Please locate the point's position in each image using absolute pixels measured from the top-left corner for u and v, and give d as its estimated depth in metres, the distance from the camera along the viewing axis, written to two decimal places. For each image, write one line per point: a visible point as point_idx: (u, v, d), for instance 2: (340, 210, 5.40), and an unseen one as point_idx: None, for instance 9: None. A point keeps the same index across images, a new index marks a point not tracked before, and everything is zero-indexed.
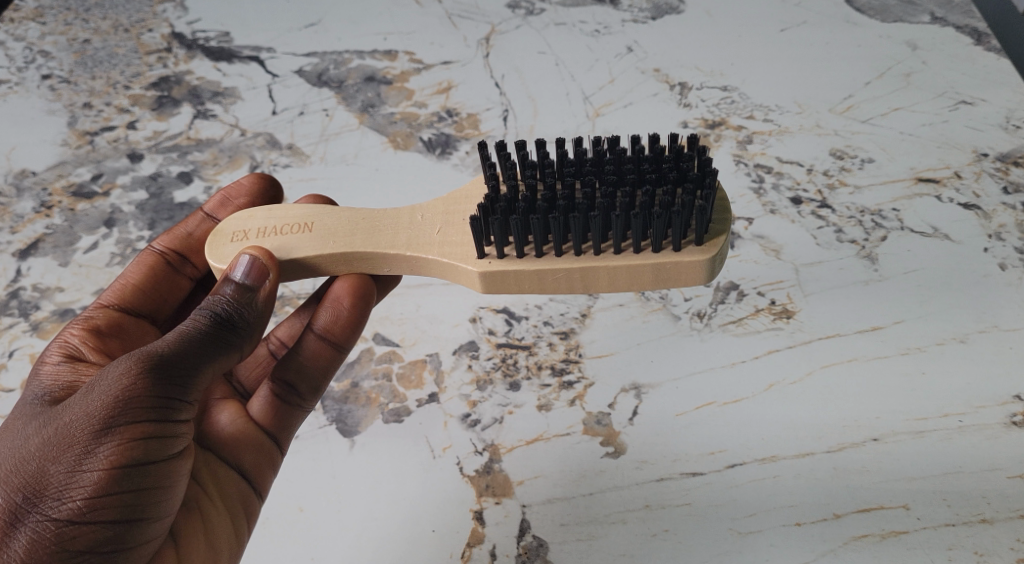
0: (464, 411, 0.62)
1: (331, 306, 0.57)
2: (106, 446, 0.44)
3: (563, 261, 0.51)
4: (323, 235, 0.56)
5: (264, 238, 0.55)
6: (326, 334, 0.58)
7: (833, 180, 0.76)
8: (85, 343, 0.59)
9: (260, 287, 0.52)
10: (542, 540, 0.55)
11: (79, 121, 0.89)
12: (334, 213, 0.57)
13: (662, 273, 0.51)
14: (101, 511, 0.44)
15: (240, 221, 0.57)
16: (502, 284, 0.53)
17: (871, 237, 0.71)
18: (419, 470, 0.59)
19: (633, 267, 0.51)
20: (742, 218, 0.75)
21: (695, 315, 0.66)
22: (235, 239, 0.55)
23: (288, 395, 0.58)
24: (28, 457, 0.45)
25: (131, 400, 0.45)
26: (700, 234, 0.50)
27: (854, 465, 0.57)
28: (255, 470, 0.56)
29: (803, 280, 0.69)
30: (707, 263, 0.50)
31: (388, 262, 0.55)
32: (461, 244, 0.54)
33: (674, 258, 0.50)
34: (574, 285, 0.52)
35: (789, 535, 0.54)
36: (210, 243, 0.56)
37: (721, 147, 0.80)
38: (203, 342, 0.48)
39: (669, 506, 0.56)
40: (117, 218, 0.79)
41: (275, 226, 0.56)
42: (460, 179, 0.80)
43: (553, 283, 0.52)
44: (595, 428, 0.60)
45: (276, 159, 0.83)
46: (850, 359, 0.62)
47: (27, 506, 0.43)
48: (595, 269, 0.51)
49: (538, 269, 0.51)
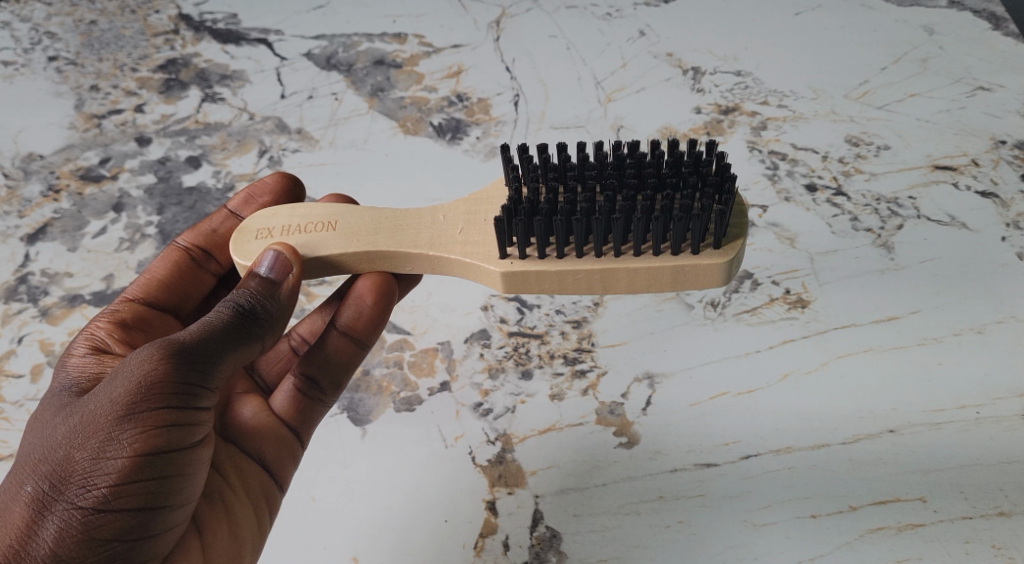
0: (476, 400, 0.60)
1: (354, 304, 0.56)
2: (128, 434, 0.44)
3: (584, 262, 0.51)
4: (347, 233, 0.55)
5: (288, 236, 0.55)
6: (349, 330, 0.57)
7: (849, 168, 0.76)
8: (112, 338, 0.58)
9: (284, 280, 0.51)
10: (555, 531, 0.54)
11: (86, 104, 0.88)
12: (358, 212, 0.56)
13: (680, 276, 0.50)
14: (125, 498, 0.44)
15: (263, 218, 0.56)
16: (522, 284, 0.52)
17: (887, 226, 0.72)
18: (429, 461, 0.58)
19: (652, 269, 0.50)
20: (756, 206, 0.75)
21: (708, 304, 0.66)
22: (260, 236, 0.55)
23: (309, 390, 0.57)
24: (57, 445, 0.45)
25: (152, 384, 0.45)
26: (717, 238, 0.49)
27: (869, 456, 0.56)
28: (275, 463, 0.56)
29: (819, 270, 0.69)
30: (724, 267, 0.50)
31: (410, 261, 0.54)
32: (483, 244, 0.53)
33: (692, 261, 0.49)
34: (593, 286, 0.51)
35: (804, 526, 0.53)
36: (234, 241, 0.55)
37: (735, 134, 0.80)
38: (226, 333, 0.48)
39: (683, 498, 0.54)
40: (126, 203, 0.78)
41: (299, 224, 0.55)
42: (471, 165, 0.80)
43: (573, 283, 0.51)
44: (608, 419, 0.59)
45: (285, 144, 0.83)
46: (866, 350, 0.63)
47: (58, 492, 0.44)
48: (615, 271, 0.50)
49: (560, 269, 0.51)
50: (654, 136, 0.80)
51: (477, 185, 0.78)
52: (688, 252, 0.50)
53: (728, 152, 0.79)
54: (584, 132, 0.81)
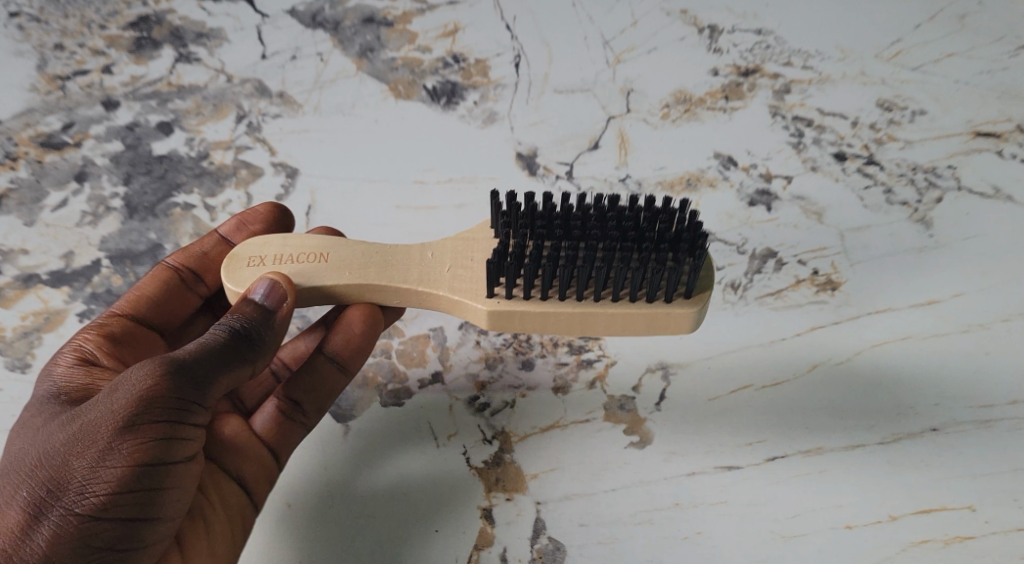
0: (472, 393, 0.54)
1: (343, 330, 0.52)
2: (131, 440, 0.41)
3: (565, 304, 0.48)
4: (340, 267, 0.51)
5: (281, 265, 0.50)
6: (337, 356, 0.52)
7: (881, 135, 0.70)
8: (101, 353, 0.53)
9: (280, 308, 0.48)
10: (559, 543, 0.48)
11: (50, 65, 0.79)
12: (351, 244, 0.52)
13: (653, 322, 0.48)
14: (122, 506, 0.41)
15: (254, 245, 0.51)
16: (507, 323, 0.49)
17: (924, 199, 0.66)
18: (424, 469, 0.50)
19: (627, 315, 0.48)
20: (780, 176, 0.68)
21: (729, 286, 0.61)
22: (251, 264, 0.50)
23: (292, 412, 0.52)
24: (50, 450, 0.41)
25: (158, 393, 0.42)
26: (691, 286, 0.48)
27: (910, 458, 0.50)
28: (254, 483, 0.49)
29: (849, 248, 0.63)
30: (694, 315, 0.48)
31: (400, 298, 0.51)
32: (472, 280, 0.50)
33: (665, 308, 0.48)
34: (572, 327, 0.49)
35: (838, 540, 0.47)
36: (225, 268, 0.50)
37: (755, 97, 0.73)
38: (228, 349, 0.45)
39: (702, 506, 0.48)
40: (89, 173, 0.72)
41: (292, 254, 0.51)
42: (468, 132, 0.74)
43: (553, 324, 0.49)
44: (617, 415, 0.53)
45: (265, 109, 0.76)
46: (904, 337, 0.57)
47: (48, 499, 0.40)
48: (595, 315, 0.48)
49: (543, 310, 0.48)
50: (666, 101, 0.74)
51: (476, 155, 0.72)
52: (659, 299, 0.49)
53: (748, 117, 0.72)
54: (591, 97, 0.74)
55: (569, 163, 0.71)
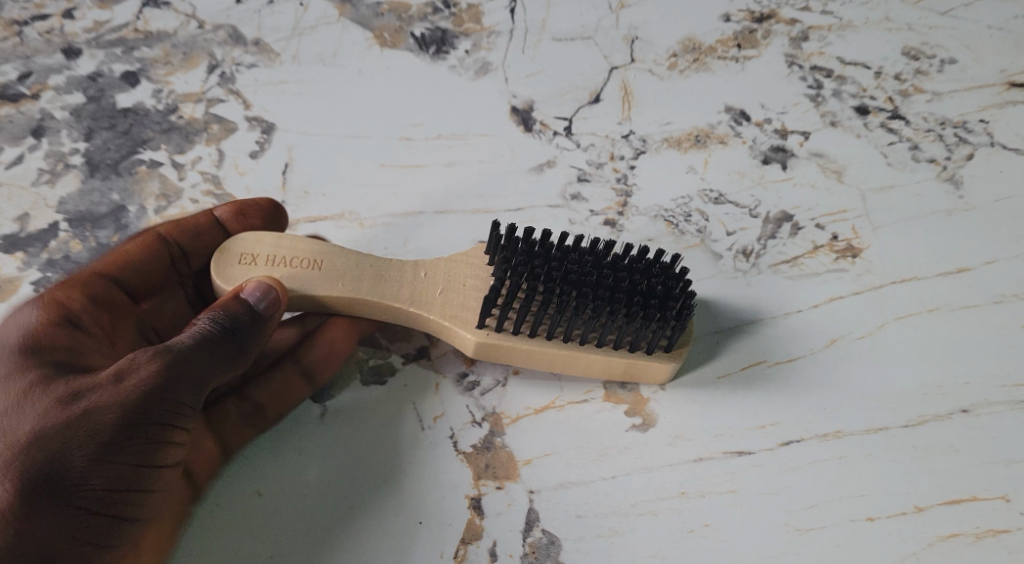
0: (461, 370, 0.49)
1: (325, 341, 0.49)
2: (135, 437, 0.39)
3: (549, 344, 0.47)
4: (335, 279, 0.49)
5: (273, 269, 0.48)
6: (309, 367, 0.48)
7: (907, 86, 0.65)
8: (79, 317, 0.46)
9: (273, 316, 0.46)
10: (553, 537, 0.43)
11: (4, 8, 0.72)
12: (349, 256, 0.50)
13: (631, 370, 0.47)
14: (118, 502, 0.39)
15: (248, 243, 0.49)
16: (492, 356, 0.48)
17: (953, 156, 0.61)
18: (398, 454, 0.46)
19: (609, 361, 0.47)
20: (797, 132, 0.63)
21: (740, 253, 0.56)
22: (244, 262, 0.48)
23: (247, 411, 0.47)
24: (38, 432, 0.38)
25: (168, 389, 0.40)
26: (672, 341, 0.47)
27: (937, 444, 0.46)
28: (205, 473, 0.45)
29: (872, 211, 0.58)
30: (672, 368, 0.47)
31: (390, 317, 0.49)
32: (465, 305, 0.48)
33: (645, 360, 0.47)
34: (552, 366, 0.48)
35: (858, 532, 0.43)
36: (215, 263, 0.48)
37: (770, 45, 0.67)
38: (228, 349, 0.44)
39: (710, 495, 0.44)
40: (47, 127, 0.66)
41: (285, 258, 0.49)
42: (459, 84, 0.67)
43: (534, 361, 0.48)
44: (618, 394, 0.48)
45: (239, 58, 0.69)
46: (931, 309, 0.52)
47: (43, 487, 0.37)
48: (576, 358, 0.47)
49: (529, 347, 0.47)
50: (675, 50, 0.67)
51: (468, 108, 0.66)
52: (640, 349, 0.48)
53: (763, 67, 0.66)
54: (593, 45, 0.68)
55: (568, 118, 0.65)
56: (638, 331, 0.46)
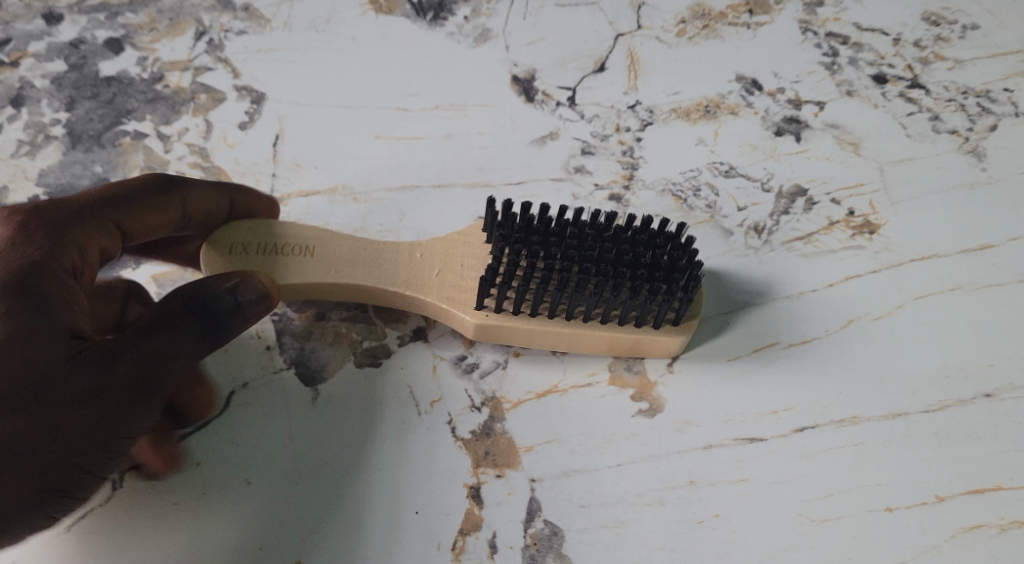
0: (459, 352, 0.47)
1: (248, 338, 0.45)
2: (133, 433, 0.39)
3: (553, 323, 0.45)
4: (325, 264, 0.47)
5: (263, 258, 0.47)
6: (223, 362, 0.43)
7: (927, 54, 0.62)
8: (86, 268, 0.41)
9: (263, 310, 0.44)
10: (556, 528, 0.41)
11: None
12: (339, 239, 0.48)
13: (639, 347, 0.46)
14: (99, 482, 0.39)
15: (239, 232, 0.48)
16: (494, 338, 0.46)
17: (976, 127, 0.58)
18: (392, 440, 0.44)
19: (615, 337, 0.45)
20: (812, 102, 0.60)
21: (752, 229, 0.53)
22: (235, 252, 0.47)
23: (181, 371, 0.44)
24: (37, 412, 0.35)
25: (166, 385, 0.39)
26: (682, 313, 0.45)
27: (958, 431, 0.44)
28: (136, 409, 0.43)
29: (890, 185, 0.55)
30: (682, 343, 0.45)
31: (384, 301, 0.48)
32: (462, 287, 0.47)
33: (652, 334, 0.45)
34: (559, 345, 0.46)
35: (875, 523, 0.41)
36: (206, 253, 0.47)
37: (784, 11, 0.64)
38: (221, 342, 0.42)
39: (720, 484, 0.42)
40: (27, 96, 0.62)
41: (275, 246, 0.48)
42: (457, 51, 0.64)
43: (539, 341, 0.46)
44: (624, 378, 0.46)
45: (227, 24, 0.66)
46: (952, 288, 0.50)
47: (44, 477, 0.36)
48: (582, 336, 0.45)
49: (532, 327, 0.45)
50: (684, 16, 0.64)
51: (466, 76, 0.63)
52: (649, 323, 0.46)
53: (776, 34, 0.63)
54: (598, 11, 0.65)
55: (572, 88, 0.62)
56: (644, 307, 0.44)
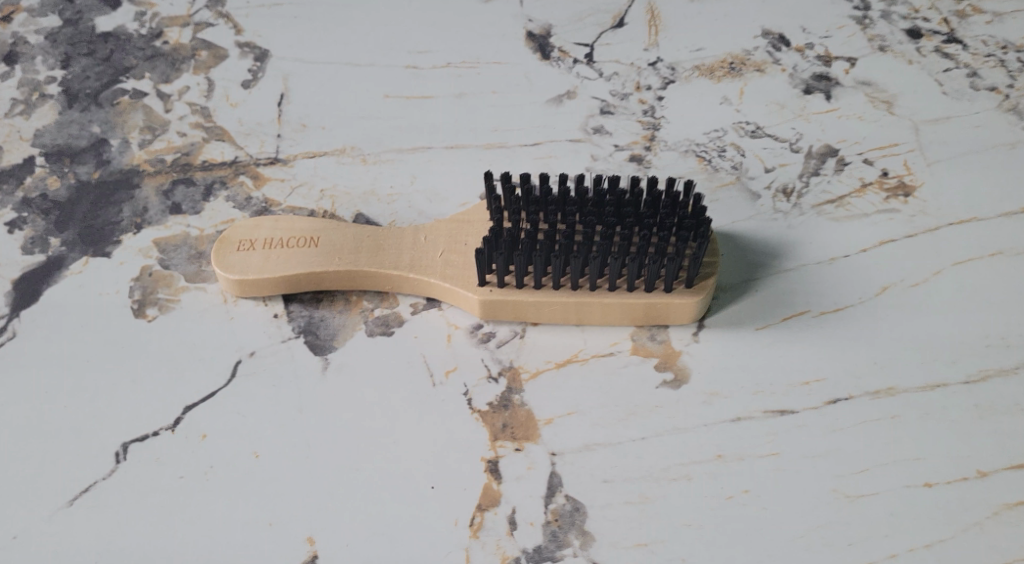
0: (475, 322, 0.46)
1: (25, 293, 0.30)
2: None
3: (558, 294, 0.44)
4: (330, 252, 0.46)
5: (269, 251, 0.46)
6: None
7: (964, 7, 0.60)
8: None
9: None
10: (578, 504, 0.39)
11: None
12: (344, 228, 0.47)
13: (652, 314, 0.44)
14: None
15: (244, 229, 0.47)
16: (501, 314, 0.45)
17: (1016, 84, 0.55)
18: (404, 410, 0.42)
19: (626, 304, 0.43)
20: (841, 59, 0.58)
21: (780, 192, 0.51)
22: (241, 249, 0.46)
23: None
24: None
25: None
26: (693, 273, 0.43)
27: (1000, 402, 0.41)
28: None
29: (925, 145, 0.53)
30: (699, 306, 0.44)
31: (390, 287, 0.46)
32: (466, 265, 0.46)
33: (665, 298, 0.43)
34: (568, 318, 0.45)
35: (916, 499, 0.38)
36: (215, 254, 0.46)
37: None
38: None
39: (749, 458, 0.40)
40: (19, 53, 0.60)
41: (281, 238, 0.47)
42: (466, 6, 0.63)
43: (546, 315, 0.45)
44: (647, 347, 0.44)
45: None
46: (993, 253, 0.47)
47: None
48: (589, 305, 0.44)
49: (537, 299, 0.44)
50: None
51: (478, 31, 0.61)
52: (660, 288, 0.44)
53: None
54: None
55: (589, 44, 0.59)
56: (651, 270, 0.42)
